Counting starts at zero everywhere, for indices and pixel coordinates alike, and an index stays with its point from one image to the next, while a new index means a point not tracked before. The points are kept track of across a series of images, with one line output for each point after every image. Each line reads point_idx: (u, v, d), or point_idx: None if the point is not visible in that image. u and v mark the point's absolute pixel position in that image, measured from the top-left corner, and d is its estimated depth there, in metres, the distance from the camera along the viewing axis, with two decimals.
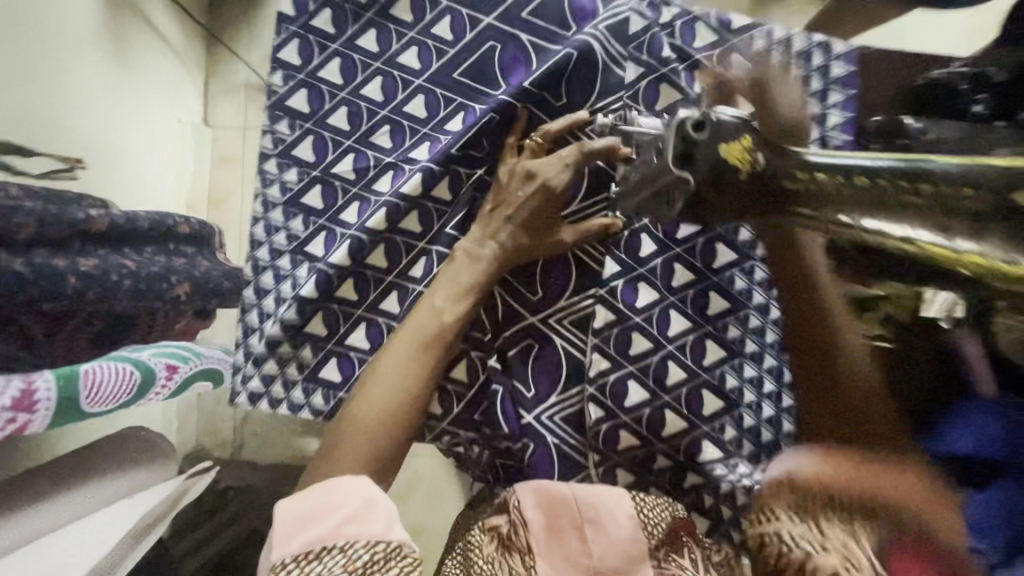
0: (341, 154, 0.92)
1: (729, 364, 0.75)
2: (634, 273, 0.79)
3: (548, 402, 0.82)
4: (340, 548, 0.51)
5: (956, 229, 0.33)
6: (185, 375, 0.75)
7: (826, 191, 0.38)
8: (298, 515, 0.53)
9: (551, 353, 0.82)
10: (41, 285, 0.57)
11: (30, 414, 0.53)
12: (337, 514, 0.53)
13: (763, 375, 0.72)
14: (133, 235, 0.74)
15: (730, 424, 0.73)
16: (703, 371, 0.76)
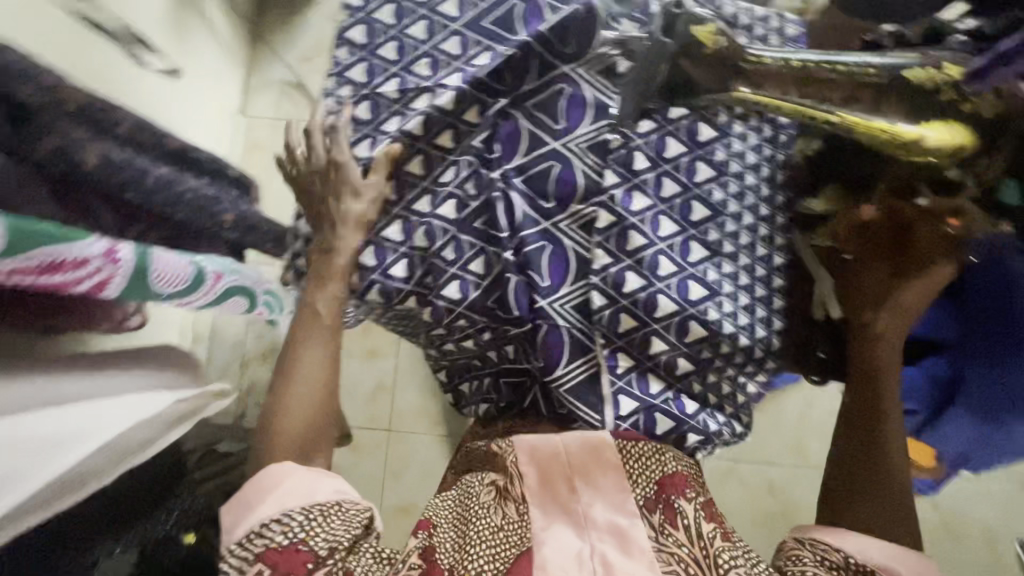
0: (353, 62, 0.79)
1: (711, 261, 0.70)
2: (629, 182, 0.70)
3: (561, 292, 0.71)
4: (280, 523, 0.61)
5: (873, 102, 0.46)
6: (226, 285, 0.85)
7: (772, 70, 0.47)
8: (240, 506, 0.63)
9: (562, 252, 0.71)
10: (128, 172, 0.66)
11: (114, 270, 0.63)
12: (266, 495, 0.63)
13: (759, 275, 0.71)
14: (195, 163, 0.83)
15: (724, 317, 0.70)
16: (689, 266, 0.70)
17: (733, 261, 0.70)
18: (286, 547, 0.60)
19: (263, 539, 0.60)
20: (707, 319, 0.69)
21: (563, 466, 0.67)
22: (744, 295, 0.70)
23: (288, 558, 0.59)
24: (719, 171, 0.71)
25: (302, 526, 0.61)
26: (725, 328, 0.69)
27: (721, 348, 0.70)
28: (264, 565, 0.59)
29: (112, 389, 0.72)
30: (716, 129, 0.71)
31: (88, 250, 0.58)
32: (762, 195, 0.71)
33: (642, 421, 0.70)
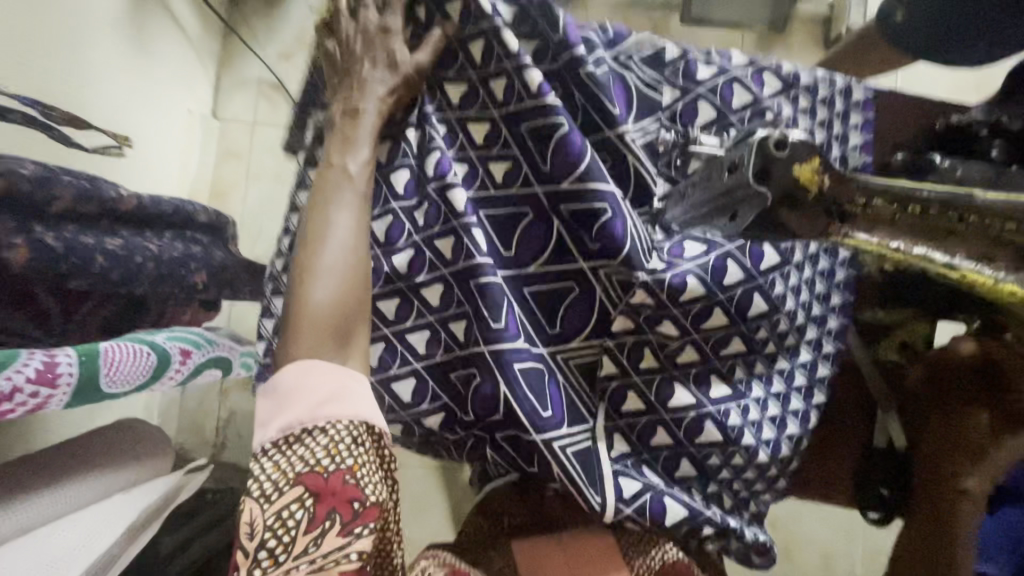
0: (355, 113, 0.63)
1: (744, 359, 0.62)
2: (681, 268, 0.58)
3: (567, 344, 0.61)
4: (320, 433, 0.47)
5: (986, 255, 0.37)
6: (198, 361, 0.75)
7: (884, 216, 0.37)
8: (275, 394, 0.49)
9: (585, 303, 0.60)
10: (69, 261, 0.55)
11: (51, 392, 0.52)
12: (315, 397, 0.48)
13: (790, 392, 0.64)
14: (157, 220, 0.71)
15: (749, 430, 0.62)
16: (716, 359, 0.62)
17: (767, 361, 0.63)
18: (333, 473, 0.46)
19: (305, 454, 0.46)
20: (727, 423, 0.61)
21: (557, 565, 0.63)
22: (775, 401, 0.63)
23: (335, 490, 0.46)
24: (784, 259, 0.60)
25: (354, 449, 0.48)
26: (745, 437, 0.62)
27: (735, 457, 0.62)
28: (307, 493, 0.45)
29: (66, 504, 0.63)
30: (778, 256, 0.60)
31: (11, 379, 0.48)
32: (815, 292, 0.63)
33: (648, 506, 0.60)
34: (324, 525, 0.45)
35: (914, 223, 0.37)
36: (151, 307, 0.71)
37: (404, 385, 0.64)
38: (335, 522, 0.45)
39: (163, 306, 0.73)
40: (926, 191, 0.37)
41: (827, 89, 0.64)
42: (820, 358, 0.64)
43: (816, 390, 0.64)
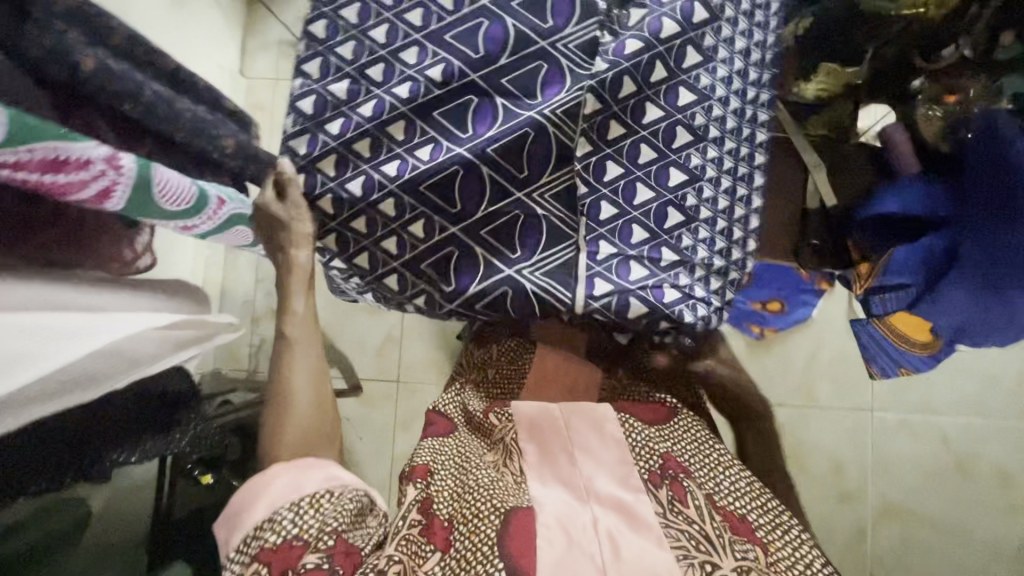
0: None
1: (697, 147, 0.66)
2: (619, 66, 0.63)
3: (540, 182, 0.66)
4: (269, 526, 0.61)
5: None
6: (229, 212, 0.86)
7: None
8: (235, 508, 0.64)
9: (545, 142, 0.65)
10: (125, 84, 0.67)
11: (117, 177, 0.64)
12: (260, 488, 0.63)
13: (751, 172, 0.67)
14: (196, 90, 0.84)
15: (704, 207, 0.67)
16: (672, 153, 0.66)
17: (719, 146, 0.66)
18: (281, 544, 0.60)
19: (258, 540, 0.60)
20: (684, 205, 0.67)
21: (564, 441, 0.71)
22: (726, 178, 0.67)
23: (284, 554, 0.59)
24: (707, 56, 0.64)
25: (292, 518, 0.61)
26: (701, 214, 0.67)
27: (700, 232, 0.67)
28: (263, 563, 0.59)
29: (121, 304, 0.75)
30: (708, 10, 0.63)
31: (88, 152, 0.60)
32: (750, 80, 0.65)
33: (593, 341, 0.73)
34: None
35: None
36: (191, 165, 0.82)
37: (415, 223, 0.67)
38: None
39: (201, 166, 0.84)
40: None
41: None
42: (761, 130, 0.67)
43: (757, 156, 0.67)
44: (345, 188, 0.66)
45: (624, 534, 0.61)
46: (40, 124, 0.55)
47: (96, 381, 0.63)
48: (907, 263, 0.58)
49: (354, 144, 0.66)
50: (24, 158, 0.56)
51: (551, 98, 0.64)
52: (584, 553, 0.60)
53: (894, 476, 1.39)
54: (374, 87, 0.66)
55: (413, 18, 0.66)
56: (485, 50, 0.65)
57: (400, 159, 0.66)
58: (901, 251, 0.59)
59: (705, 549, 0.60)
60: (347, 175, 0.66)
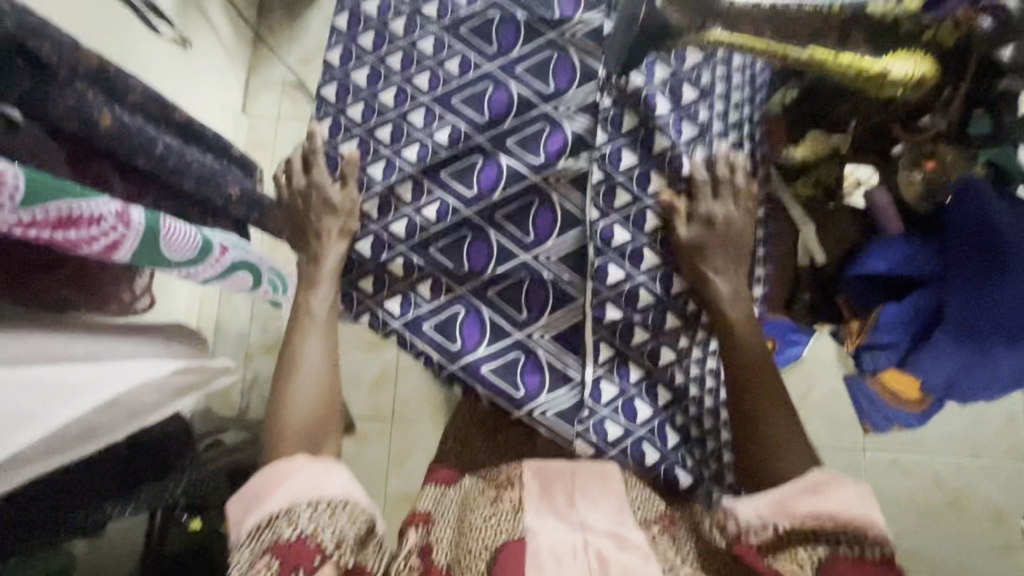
0: (340, 55, 0.74)
1: None
2: (618, 141, 0.70)
3: (546, 245, 0.70)
4: (280, 518, 0.52)
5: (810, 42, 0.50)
6: (233, 259, 0.85)
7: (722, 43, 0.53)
8: (251, 493, 0.54)
9: (550, 207, 0.70)
10: (137, 138, 0.69)
11: (125, 231, 0.66)
12: (283, 479, 0.54)
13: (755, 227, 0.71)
14: (204, 140, 0.86)
15: None
16: None
17: None
18: (295, 540, 0.51)
19: (273, 533, 0.51)
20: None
21: (567, 481, 0.65)
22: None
23: (297, 551, 0.50)
24: (702, 129, 0.71)
25: (310, 518, 0.52)
26: None
27: None
28: (274, 558, 0.50)
29: (121, 351, 0.75)
30: (697, 92, 0.72)
31: (100, 209, 0.62)
32: (743, 151, 0.71)
33: (594, 427, 0.67)
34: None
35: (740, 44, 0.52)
36: (194, 212, 0.84)
37: (424, 283, 0.70)
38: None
39: (205, 213, 0.86)
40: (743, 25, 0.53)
41: None
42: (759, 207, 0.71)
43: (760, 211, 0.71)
44: (357, 248, 0.70)
45: (615, 552, 0.58)
46: (53, 184, 0.57)
47: (96, 434, 0.64)
48: (897, 321, 0.60)
49: (365, 205, 0.70)
50: (37, 217, 0.57)
51: (554, 153, 0.70)
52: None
53: (892, 515, 1.37)
54: (382, 146, 0.71)
55: (422, 82, 0.72)
56: (490, 114, 0.71)
57: (410, 217, 0.70)
58: (890, 309, 0.60)
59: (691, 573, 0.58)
60: (358, 234, 0.70)
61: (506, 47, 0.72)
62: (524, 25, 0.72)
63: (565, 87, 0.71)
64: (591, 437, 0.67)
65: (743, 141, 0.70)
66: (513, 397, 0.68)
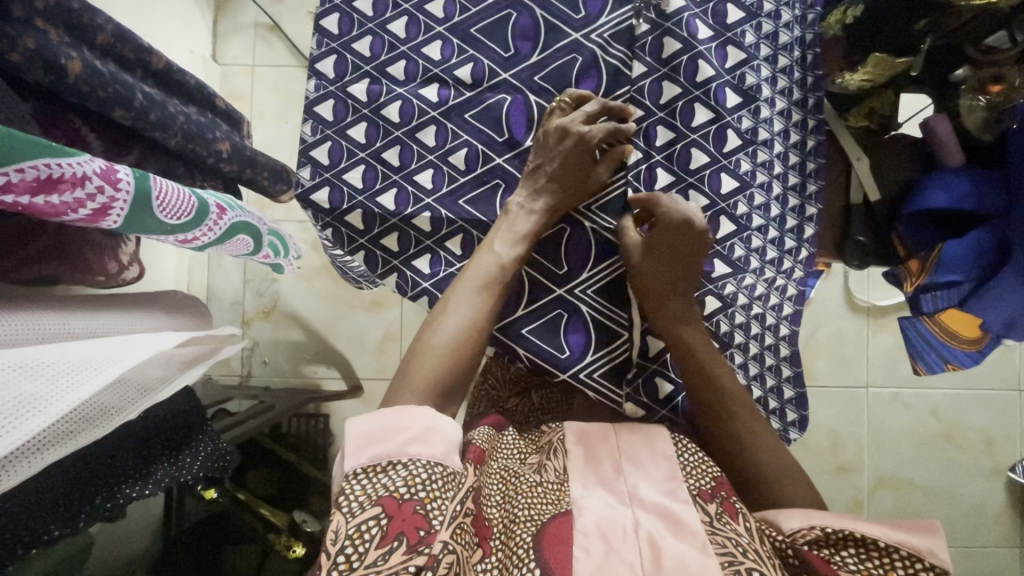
0: None
1: (746, 152, 0.64)
2: (657, 73, 0.64)
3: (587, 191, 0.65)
4: (403, 466, 0.47)
5: None
6: (232, 221, 0.78)
7: None
8: (366, 430, 0.49)
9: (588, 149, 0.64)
10: (114, 87, 0.60)
11: (114, 194, 0.58)
12: (405, 434, 0.49)
13: (805, 160, 0.64)
14: (184, 87, 0.76)
15: (756, 214, 0.65)
16: (723, 159, 0.64)
17: (786, 145, 0.64)
18: (405, 500, 0.45)
19: (382, 484, 0.46)
20: (736, 214, 0.65)
21: (612, 447, 0.61)
22: (793, 174, 0.65)
23: (405, 515, 0.44)
24: (751, 54, 0.64)
25: (428, 481, 0.46)
26: (754, 222, 0.65)
27: (769, 233, 0.65)
28: (382, 511, 0.44)
29: (126, 327, 0.69)
30: (744, 11, 0.64)
31: (83, 167, 0.54)
32: (795, 78, 0.64)
33: (643, 386, 0.65)
34: (392, 546, 0.43)
35: None
36: (182, 170, 0.76)
37: (453, 240, 0.64)
38: (403, 544, 0.43)
39: (194, 170, 0.77)
40: None
41: None
42: (811, 140, 0.64)
43: (811, 145, 0.64)
44: (377, 201, 0.63)
45: (666, 538, 0.50)
46: (25, 138, 0.49)
47: (110, 414, 0.59)
48: (960, 258, 0.56)
49: (384, 153, 0.63)
50: (13, 179, 0.50)
51: (589, 91, 0.63)
52: (622, 561, 0.48)
53: (891, 446, 1.41)
54: (396, 86, 0.64)
55: (435, 10, 0.63)
56: (516, 48, 0.64)
57: (434, 166, 0.63)
58: (952, 245, 0.57)
59: (756, 559, 0.47)
60: (379, 187, 0.63)
61: None
62: None
63: (597, 12, 0.63)
64: (641, 396, 0.65)
65: (797, 69, 0.64)
66: (557, 358, 0.65)
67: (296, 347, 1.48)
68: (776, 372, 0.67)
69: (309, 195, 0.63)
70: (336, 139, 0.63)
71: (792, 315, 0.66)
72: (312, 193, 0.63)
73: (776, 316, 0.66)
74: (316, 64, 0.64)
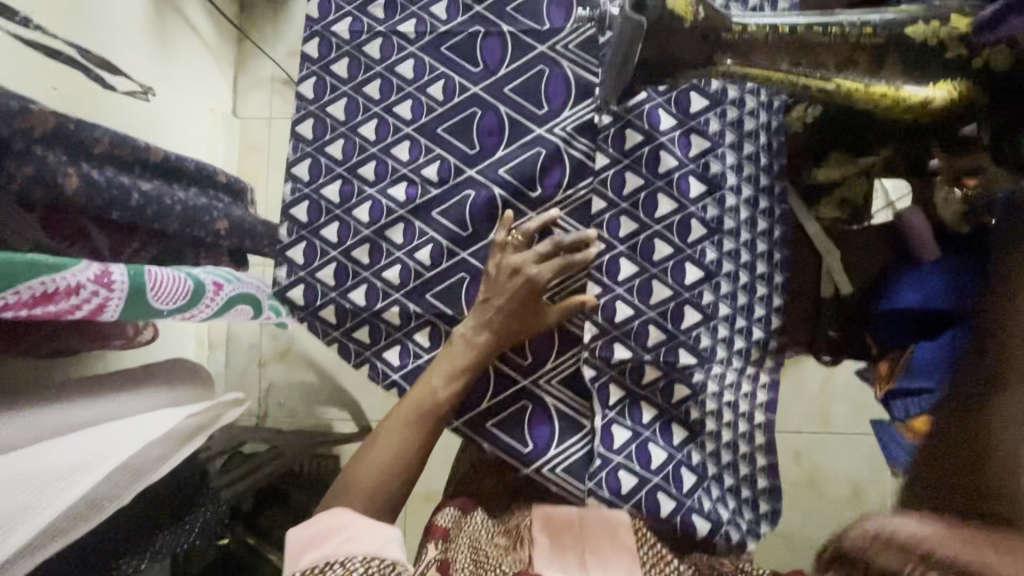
0: (318, 87, 0.70)
1: (711, 241, 0.67)
2: (620, 164, 0.67)
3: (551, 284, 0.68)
4: (339, 564, 0.48)
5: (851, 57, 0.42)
6: (229, 294, 0.82)
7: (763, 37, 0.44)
8: (305, 537, 0.51)
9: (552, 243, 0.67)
10: (110, 193, 0.65)
11: (109, 294, 0.62)
12: (339, 534, 0.51)
13: (772, 249, 0.66)
14: (184, 175, 0.82)
15: (723, 302, 0.67)
16: (688, 248, 0.67)
17: (750, 234, 0.66)
18: None
19: None
20: (701, 303, 0.67)
21: (576, 535, 0.64)
22: (760, 263, 0.66)
23: None
24: (714, 143, 0.66)
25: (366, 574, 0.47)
26: (720, 312, 0.67)
27: (737, 322, 0.66)
28: None
29: (121, 411, 0.72)
30: (707, 99, 0.67)
31: (76, 277, 0.58)
32: (762, 164, 0.65)
33: (605, 479, 0.66)
34: None
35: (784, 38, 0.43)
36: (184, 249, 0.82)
37: (422, 331, 0.68)
38: None
39: (195, 250, 0.82)
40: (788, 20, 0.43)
41: None
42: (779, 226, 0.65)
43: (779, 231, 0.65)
44: (349, 297, 0.68)
45: None
46: (24, 262, 0.53)
47: (102, 505, 0.62)
48: (930, 364, 0.55)
49: (354, 252, 0.68)
50: (14, 298, 0.54)
51: (552, 187, 0.67)
52: None
53: None
54: (367, 186, 0.69)
55: (403, 112, 0.69)
56: (481, 144, 0.68)
57: (401, 263, 0.68)
58: (923, 349, 0.56)
59: None
60: (349, 284, 0.68)
61: (494, 65, 0.69)
62: (511, 37, 0.69)
63: (558, 106, 0.68)
64: (603, 491, 0.65)
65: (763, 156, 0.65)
66: (521, 453, 0.69)
67: (310, 389, 1.54)
68: (750, 460, 0.67)
69: (285, 292, 0.69)
70: (311, 239, 0.69)
71: (765, 402, 0.67)
72: (288, 291, 0.69)
73: (749, 403, 0.67)
74: (294, 167, 0.69)
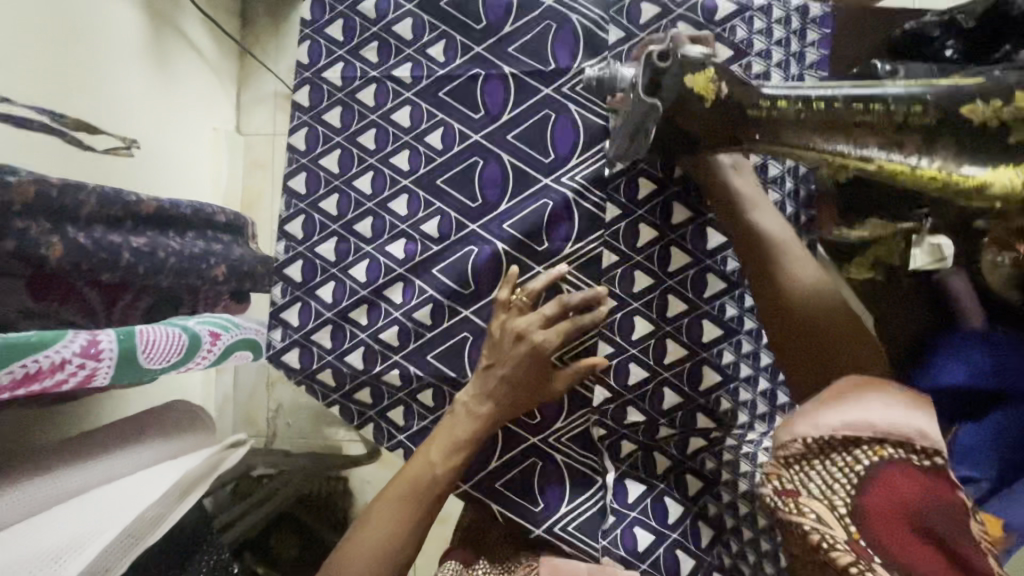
0: (313, 137, 0.66)
1: (731, 296, 0.62)
2: (632, 215, 0.62)
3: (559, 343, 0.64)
4: None
5: (895, 140, 0.37)
6: (228, 343, 0.79)
7: (788, 117, 0.40)
8: None
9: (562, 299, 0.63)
10: (99, 257, 0.63)
11: (97, 364, 0.60)
12: None
13: None
14: (180, 221, 0.78)
15: (744, 362, 0.62)
16: (704, 303, 0.62)
17: None
18: None
19: None
20: (721, 363, 0.62)
21: None
22: None
23: None
24: None
25: None
26: (741, 372, 0.62)
27: (759, 385, 0.62)
28: None
29: (116, 472, 0.71)
30: None
31: (62, 353, 0.56)
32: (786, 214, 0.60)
33: (620, 538, 0.63)
34: None
35: (813, 115, 0.39)
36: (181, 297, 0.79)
37: (424, 393, 0.65)
38: None
39: (194, 298, 0.80)
40: (820, 94, 0.39)
41: (760, 42, 0.63)
42: None
43: None
44: (345, 360, 0.65)
45: None
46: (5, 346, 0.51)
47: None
48: (975, 450, 0.51)
49: (350, 313, 0.65)
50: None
51: (559, 241, 0.63)
52: None
53: None
54: (365, 244, 0.65)
55: (400, 163, 0.65)
56: (483, 196, 0.64)
57: (399, 322, 0.65)
58: (966, 431, 0.52)
59: None
60: (346, 346, 0.65)
61: (495, 111, 0.64)
62: (514, 80, 0.64)
63: (566, 153, 0.63)
64: (617, 551, 0.63)
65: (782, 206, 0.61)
66: (532, 512, 0.65)
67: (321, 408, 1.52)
68: None
69: (280, 356, 0.66)
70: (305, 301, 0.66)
71: None
72: (284, 355, 0.67)
73: None
74: (288, 222, 0.66)
